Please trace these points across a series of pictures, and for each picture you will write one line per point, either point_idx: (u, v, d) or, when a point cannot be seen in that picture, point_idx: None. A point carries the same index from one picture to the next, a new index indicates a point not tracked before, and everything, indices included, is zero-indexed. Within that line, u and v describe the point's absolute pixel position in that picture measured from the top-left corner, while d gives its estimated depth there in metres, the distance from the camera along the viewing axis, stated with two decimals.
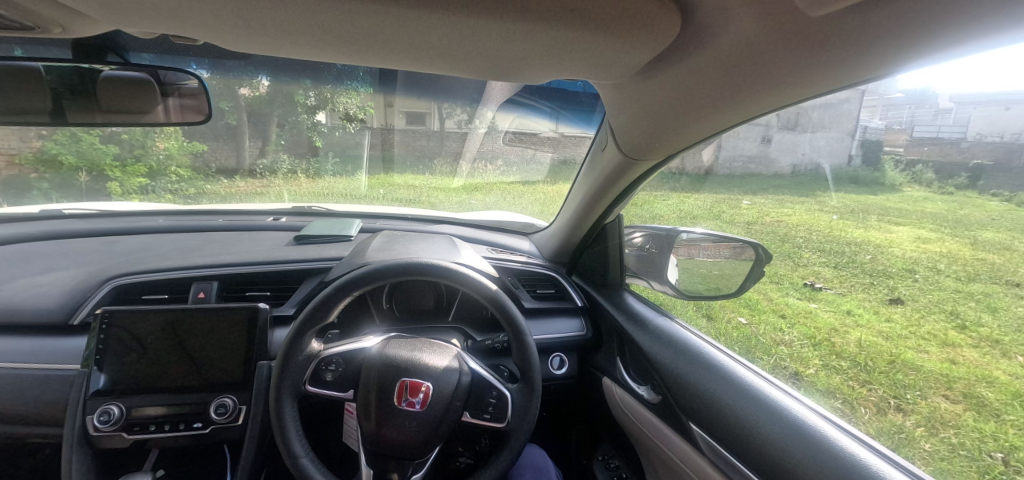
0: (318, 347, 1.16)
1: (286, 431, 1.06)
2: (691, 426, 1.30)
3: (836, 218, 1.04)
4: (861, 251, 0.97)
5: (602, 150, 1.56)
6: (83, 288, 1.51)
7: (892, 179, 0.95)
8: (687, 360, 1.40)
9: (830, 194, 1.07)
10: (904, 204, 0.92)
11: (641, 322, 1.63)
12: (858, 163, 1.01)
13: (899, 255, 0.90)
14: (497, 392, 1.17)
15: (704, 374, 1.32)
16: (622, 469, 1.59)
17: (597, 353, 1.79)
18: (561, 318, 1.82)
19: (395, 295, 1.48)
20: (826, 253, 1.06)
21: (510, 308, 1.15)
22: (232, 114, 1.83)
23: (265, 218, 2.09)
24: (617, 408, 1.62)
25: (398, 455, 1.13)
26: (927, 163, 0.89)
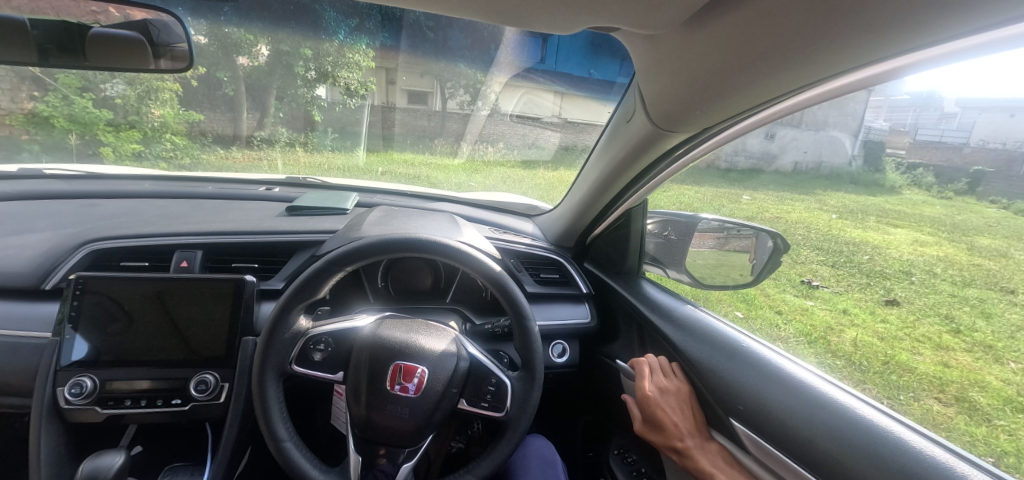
0: (307, 324, 1.17)
1: (269, 413, 1.06)
2: (731, 422, 1.24)
3: (836, 218, 1.10)
4: (860, 251, 1.04)
5: (627, 121, 1.46)
6: (55, 255, 1.53)
7: (892, 181, 0.99)
8: (717, 352, 1.34)
9: (846, 191, 1.08)
10: (903, 206, 0.96)
11: (663, 311, 1.57)
12: (859, 165, 1.05)
13: (897, 256, 0.96)
14: (496, 379, 1.17)
15: (738, 372, 1.25)
16: (640, 463, 1.53)
17: (615, 346, 1.73)
18: (561, 304, 1.78)
19: (391, 274, 1.48)
20: (825, 251, 1.14)
21: (511, 288, 1.12)
22: (230, 85, 1.83)
23: (258, 189, 2.10)
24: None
25: (387, 442, 1.14)
26: (928, 167, 0.93)
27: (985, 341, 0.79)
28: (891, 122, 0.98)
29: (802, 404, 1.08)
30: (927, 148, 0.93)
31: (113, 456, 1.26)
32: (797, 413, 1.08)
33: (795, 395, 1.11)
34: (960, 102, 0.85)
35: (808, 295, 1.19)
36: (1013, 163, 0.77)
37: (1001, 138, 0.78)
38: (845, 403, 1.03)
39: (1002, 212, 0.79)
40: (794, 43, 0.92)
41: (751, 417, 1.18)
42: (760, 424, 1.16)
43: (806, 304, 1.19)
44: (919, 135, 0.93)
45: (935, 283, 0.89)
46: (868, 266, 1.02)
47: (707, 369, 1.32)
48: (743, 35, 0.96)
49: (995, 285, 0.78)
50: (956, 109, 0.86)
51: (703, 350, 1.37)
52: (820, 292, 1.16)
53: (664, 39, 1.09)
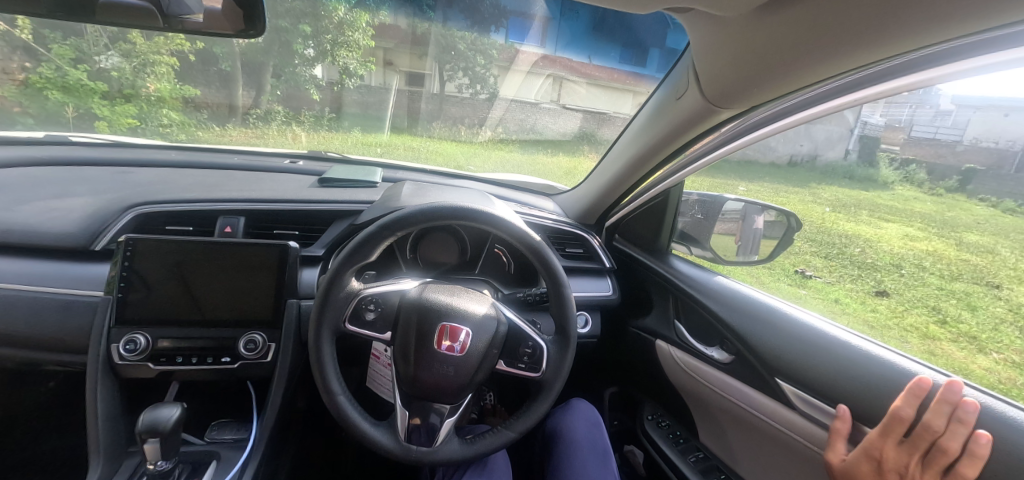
0: (358, 285, 1.14)
1: (325, 369, 1.08)
2: (774, 381, 1.25)
3: (829, 211, 1.22)
4: (851, 244, 1.17)
5: (678, 98, 1.40)
6: (103, 216, 1.53)
7: (886, 176, 1.07)
8: (761, 319, 1.34)
9: (836, 187, 1.20)
10: (895, 201, 1.05)
11: (697, 284, 1.55)
12: (855, 157, 1.13)
13: (888, 250, 1.08)
14: (533, 342, 1.17)
15: (785, 336, 1.26)
16: (674, 427, 1.59)
17: (649, 317, 1.74)
18: (587, 278, 1.77)
19: (420, 246, 1.48)
20: (818, 243, 1.27)
21: (548, 255, 1.09)
22: (226, 61, 1.85)
23: (284, 162, 2.05)
24: (679, 368, 1.57)
25: (424, 397, 1.16)
26: (920, 164, 1.00)
27: (970, 332, 0.92)
28: (888, 118, 1.04)
29: (853, 366, 1.10)
30: (920, 144, 0.99)
31: (171, 408, 1.20)
32: (851, 374, 1.10)
33: (846, 357, 1.12)
34: (954, 100, 0.92)
35: (803, 284, 1.32)
36: (1003, 161, 0.85)
37: (994, 137, 0.86)
38: (891, 362, 1.05)
39: (993, 210, 0.87)
40: (863, 28, 0.90)
41: (803, 377, 1.18)
42: (811, 382, 1.16)
43: (800, 291, 1.33)
44: (913, 131, 0.99)
45: (923, 276, 1.01)
46: (860, 258, 1.15)
47: (753, 334, 1.33)
48: (820, 19, 0.93)
49: (981, 280, 0.90)
50: (951, 107, 0.92)
51: (745, 317, 1.37)
52: (813, 281, 1.29)
53: (733, 18, 1.04)
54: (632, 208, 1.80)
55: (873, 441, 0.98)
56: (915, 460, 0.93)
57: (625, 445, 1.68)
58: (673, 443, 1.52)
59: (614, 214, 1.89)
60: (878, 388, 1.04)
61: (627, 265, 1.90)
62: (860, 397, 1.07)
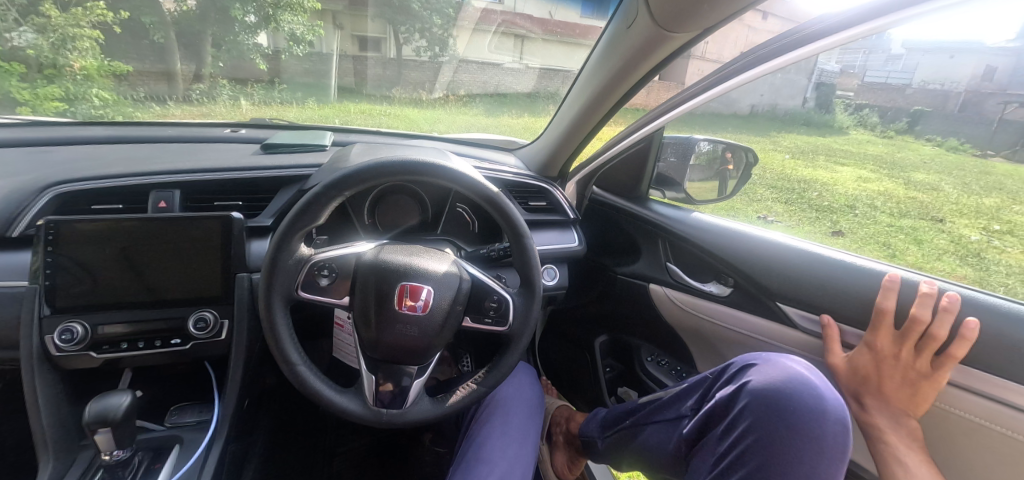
0: (308, 250, 1.09)
1: (280, 339, 1.06)
2: (775, 306, 1.36)
3: (788, 157, 1.34)
4: (810, 189, 1.31)
5: (628, 26, 1.38)
6: (17, 198, 1.40)
7: (841, 121, 1.19)
8: (755, 248, 1.41)
9: (789, 134, 1.32)
10: (849, 145, 1.19)
11: (685, 226, 1.60)
12: (812, 104, 1.23)
13: (842, 193, 1.24)
14: (497, 295, 1.18)
15: (779, 260, 1.36)
16: (670, 363, 1.67)
17: (635, 263, 1.77)
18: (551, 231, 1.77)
19: (378, 208, 1.45)
20: (778, 190, 1.41)
21: (506, 206, 1.08)
22: (158, 32, 1.59)
23: (223, 131, 2.04)
24: (676, 308, 1.62)
25: (397, 361, 1.18)
26: (872, 108, 1.12)
27: (915, 263, 1.11)
28: (843, 65, 1.11)
29: (849, 278, 1.20)
30: (873, 90, 1.10)
31: (120, 395, 1.17)
32: (848, 287, 1.20)
33: (840, 272, 1.23)
34: (905, 45, 0.99)
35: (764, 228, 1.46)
36: (949, 102, 0.99)
37: (940, 79, 0.99)
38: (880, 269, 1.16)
39: (937, 148, 1.02)
40: None
41: (806, 296, 1.29)
42: (810, 301, 1.28)
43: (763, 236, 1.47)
44: (867, 76, 1.09)
45: (874, 215, 1.18)
46: (817, 201, 1.30)
47: (748, 263, 1.42)
48: None
49: (927, 216, 1.08)
50: (901, 51, 1.00)
51: (739, 247, 1.45)
52: (774, 225, 1.44)
53: None
54: (604, 160, 1.79)
55: (868, 336, 1.13)
56: (907, 350, 1.05)
57: (619, 386, 1.81)
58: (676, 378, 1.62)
59: (585, 167, 1.87)
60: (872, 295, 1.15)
61: (602, 211, 1.90)
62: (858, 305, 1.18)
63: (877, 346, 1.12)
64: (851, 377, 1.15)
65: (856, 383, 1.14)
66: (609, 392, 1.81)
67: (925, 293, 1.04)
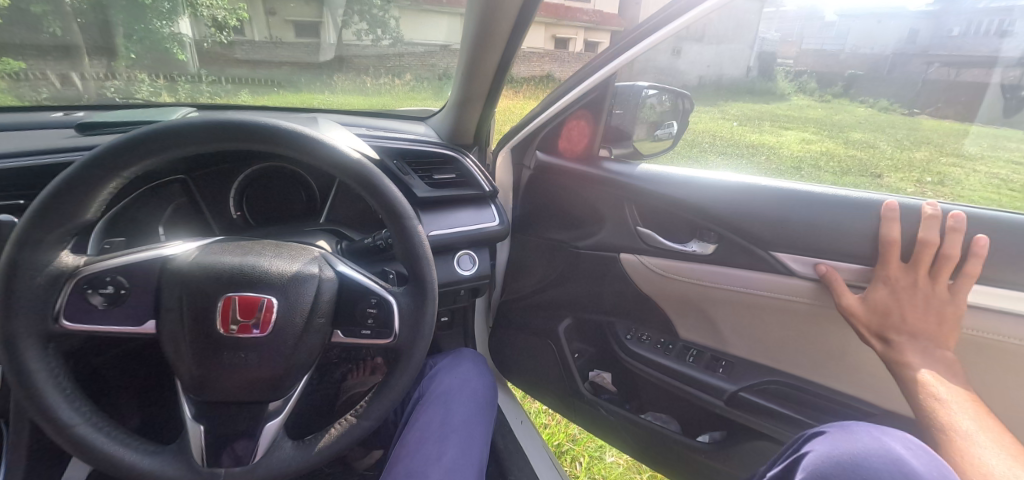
0: (75, 260, 0.84)
1: (37, 393, 0.78)
2: (770, 255, 1.30)
3: (736, 125, 1.34)
4: (757, 153, 1.34)
5: None
6: None
7: (783, 88, 1.25)
8: (750, 197, 1.33)
9: (727, 104, 1.33)
10: (792, 110, 1.24)
11: (665, 183, 1.43)
12: (755, 73, 1.26)
13: (789, 155, 1.30)
14: (376, 299, 0.98)
15: (772, 204, 1.30)
16: (653, 337, 1.54)
17: (593, 235, 1.57)
18: (463, 208, 1.48)
19: (247, 199, 1.36)
20: (729, 155, 1.38)
21: (382, 186, 0.91)
22: (55, 22, 1.39)
23: (52, 115, 1.61)
24: (653, 274, 1.49)
25: (246, 399, 0.94)
26: (811, 74, 1.20)
27: None
28: (782, 33, 1.20)
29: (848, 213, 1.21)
30: (810, 56, 1.18)
31: None
32: (848, 222, 1.20)
33: (836, 210, 1.23)
34: (837, 13, 1.13)
35: None
36: (880, 65, 1.09)
37: (871, 43, 1.09)
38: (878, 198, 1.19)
39: (871, 108, 1.13)
40: None
41: (807, 238, 1.25)
42: (815, 242, 1.24)
43: None
44: (806, 43, 1.17)
45: (819, 174, 1.28)
46: (765, 165, 1.34)
47: (739, 213, 1.34)
48: None
49: (866, 172, 1.21)
50: (834, 18, 1.13)
51: (730, 196, 1.35)
52: None
53: None
54: (538, 124, 1.52)
55: (881, 271, 1.15)
56: (923, 275, 1.10)
57: (591, 369, 1.68)
58: (660, 351, 1.51)
59: (517, 134, 1.58)
60: (872, 227, 1.17)
61: (546, 181, 1.61)
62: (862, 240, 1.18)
63: (892, 278, 1.14)
64: (873, 316, 1.13)
65: (878, 319, 1.12)
66: (581, 377, 1.66)
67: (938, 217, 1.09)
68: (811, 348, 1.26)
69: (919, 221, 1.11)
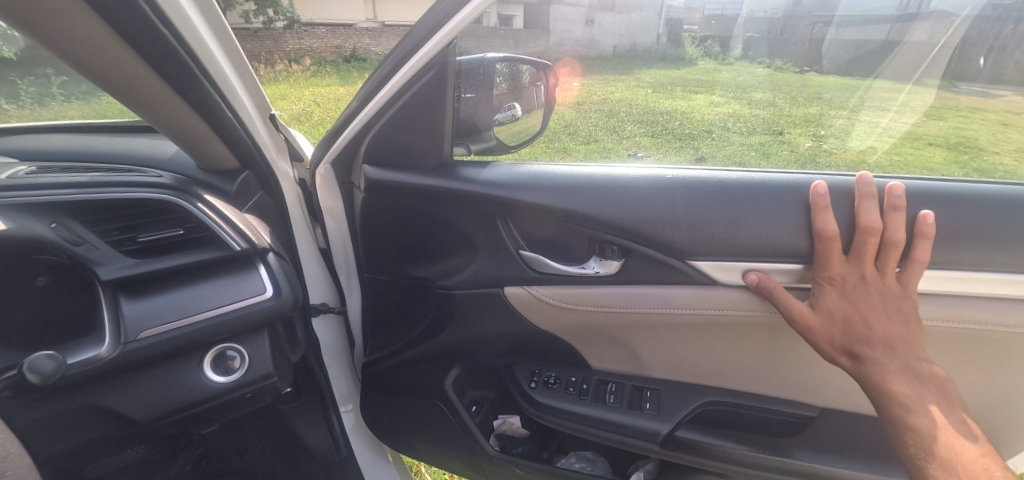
0: None
1: None
2: (688, 265, 1.17)
3: (651, 92, 1.33)
4: (671, 119, 1.43)
5: None
6: None
7: (690, 54, 1.22)
8: (656, 202, 1.20)
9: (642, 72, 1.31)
10: (699, 75, 1.26)
11: (550, 196, 1.22)
12: (665, 41, 1.22)
13: (699, 119, 1.41)
14: None
15: (683, 205, 1.18)
16: (561, 380, 1.35)
17: (467, 268, 1.32)
18: (208, 287, 0.99)
19: None
20: (645, 123, 1.45)
21: None
22: None
23: None
24: (548, 306, 1.30)
25: None
26: (714, 39, 1.18)
27: None
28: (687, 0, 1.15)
29: (774, 204, 1.14)
30: (714, 22, 1.16)
31: None
32: (775, 218, 1.13)
33: (752, 203, 1.16)
34: None
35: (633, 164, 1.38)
36: (775, 28, 1.10)
37: (765, 8, 1.09)
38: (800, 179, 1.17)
39: (767, 69, 1.16)
40: None
41: (721, 239, 1.15)
42: (739, 244, 1.14)
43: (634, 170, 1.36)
44: (708, 9, 1.15)
45: (729, 136, 1.36)
46: (679, 130, 1.43)
47: (648, 223, 1.19)
48: None
49: (769, 131, 1.31)
50: None
51: (630, 202, 1.21)
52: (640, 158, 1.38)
53: None
54: (367, 115, 1.14)
55: (824, 272, 1.06)
56: (870, 268, 1.03)
57: (495, 417, 1.43)
58: (573, 398, 1.32)
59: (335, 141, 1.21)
60: (796, 218, 1.12)
61: (382, 203, 1.26)
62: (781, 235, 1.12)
63: (836, 279, 1.05)
64: (826, 321, 1.04)
65: (838, 329, 1.04)
66: (483, 434, 1.39)
67: (888, 202, 1.05)
68: (733, 355, 1.22)
69: (855, 208, 1.07)
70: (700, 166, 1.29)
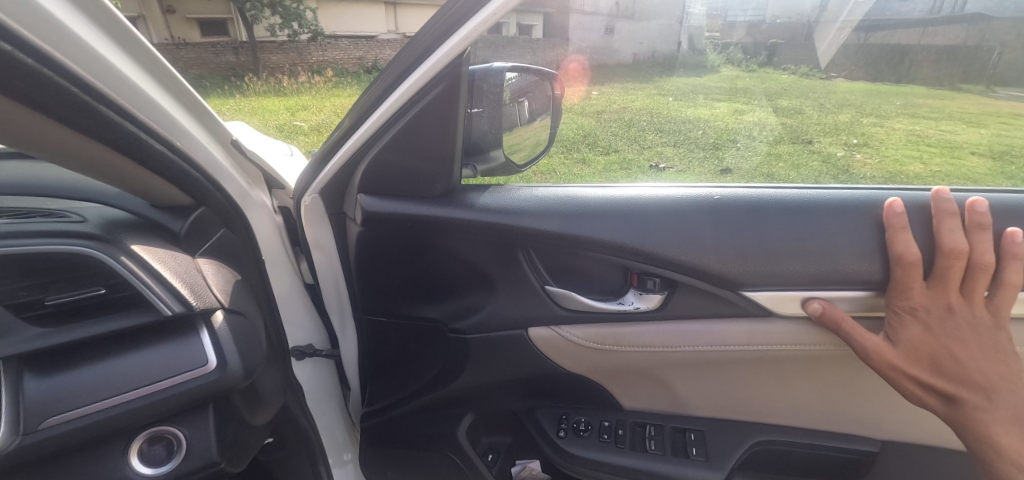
0: None
1: None
2: (738, 296, 1.11)
3: (673, 100, 1.32)
4: (694, 128, 1.37)
5: None
6: None
7: (711, 61, 1.19)
8: (690, 233, 1.13)
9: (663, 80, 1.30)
10: (722, 82, 1.22)
11: (586, 226, 1.16)
12: (686, 48, 1.20)
13: (722, 128, 1.36)
14: None
15: (727, 231, 1.12)
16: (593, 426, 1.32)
17: (488, 303, 1.27)
18: (138, 359, 0.84)
19: None
20: (666, 133, 1.39)
21: None
22: None
23: None
24: (583, 349, 1.24)
25: None
26: (737, 46, 1.13)
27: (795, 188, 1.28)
28: (708, 7, 1.12)
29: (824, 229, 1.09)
30: (736, 28, 1.11)
31: None
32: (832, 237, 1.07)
33: (806, 225, 1.11)
34: None
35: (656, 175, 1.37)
36: (798, 34, 1.07)
37: (787, 12, 1.06)
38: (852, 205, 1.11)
39: (793, 76, 1.11)
40: None
41: (776, 267, 1.09)
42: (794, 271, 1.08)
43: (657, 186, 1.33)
44: (729, 15, 1.10)
45: (755, 146, 1.31)
46: (703, 139, 1.37)
47: (692, 253, 1.12)
48: None
49: (799, 140, 1.24)
50: None
51: (665, 229, 1.15)
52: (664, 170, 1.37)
53: None
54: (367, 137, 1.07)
55: (904, 304, 0.99)
56: (956, 295, 0.95)
57: (514, 463, 1.41)
58: (610, 448, 1.27)
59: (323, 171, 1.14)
60: (863, 235, 1.06)
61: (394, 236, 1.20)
62: (854, 251, 1.05)
63: (919, 309, 0.98)
64: (911, 357, 0.98)
65: (928, 368, 0.97)
66: None
67: (971, 221, 0.97)
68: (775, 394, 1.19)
69: (934, 227, 0.99)
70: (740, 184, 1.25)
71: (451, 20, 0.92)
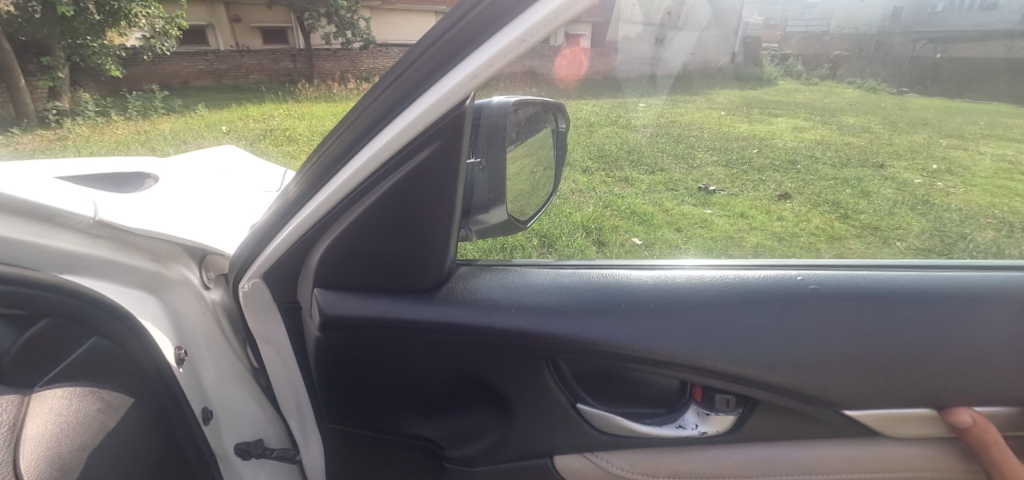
0: None
1: None
2: (847, 419, 0.67)
3: (725, 114, 1.25)
4: (748, 147, 1.42)
5: None
6: None
7: (767, 73, 1.04)
8: (763, 336, 0.69)
9: (710, 90, 1.16)
10: (779, 94, 1.08)
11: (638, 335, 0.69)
12: (740, 59, 1.02)
13: (782, 147, 1.34)
14: None
15: (821, 329, 0.69)
16: None
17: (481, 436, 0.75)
18: None
19: None
20: (717, 151, 1.48)
21: None
22: None
23: None
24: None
25: None
26: (795, 58, 0.98)
27: (870, 222, 1.00)
28: (765, 17, 0.87)
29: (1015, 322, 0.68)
30: (796, 43, 0.92)
31: None
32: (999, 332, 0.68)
33: (931, 313, 0.70)
34: None
35: (707, 201, 1.33)
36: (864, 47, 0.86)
37: (855, 23, 0.83)
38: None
39: (861, 89, 0.94)
40: None
41: (895, 390, 0.67)
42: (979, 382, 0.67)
43: (704, 212, 1.26)
44: (789, 27, 0.86)
45: (817, 168, 1.23)
46: (758, 158, 1.40)
47: (793, 372, 0.68)
48: None
49: (865, 163, 1.15)
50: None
51: (760, 336, 0.69)
52: (717, 194, 1.36)
53: None
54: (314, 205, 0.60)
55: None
56: None
57: None
58: None
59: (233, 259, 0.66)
60: (1009, 324, 0.68)
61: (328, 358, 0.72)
62: (1011, 351, 0.67)
63: None
64: None
65: None
66: None
67: None
68: None
69: None
70: (799, 234, 1.04)
71: (456, 39, 0.48)
